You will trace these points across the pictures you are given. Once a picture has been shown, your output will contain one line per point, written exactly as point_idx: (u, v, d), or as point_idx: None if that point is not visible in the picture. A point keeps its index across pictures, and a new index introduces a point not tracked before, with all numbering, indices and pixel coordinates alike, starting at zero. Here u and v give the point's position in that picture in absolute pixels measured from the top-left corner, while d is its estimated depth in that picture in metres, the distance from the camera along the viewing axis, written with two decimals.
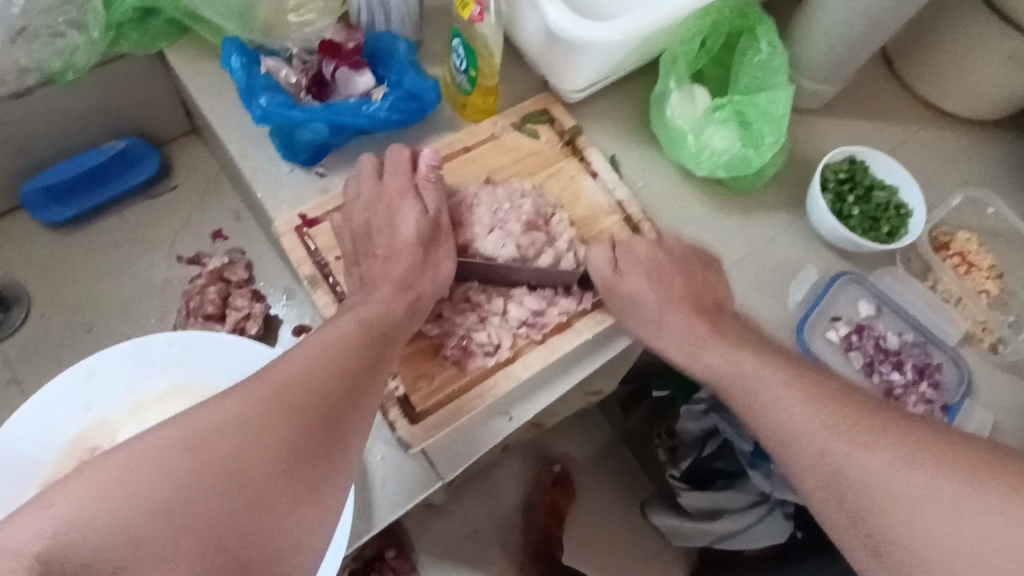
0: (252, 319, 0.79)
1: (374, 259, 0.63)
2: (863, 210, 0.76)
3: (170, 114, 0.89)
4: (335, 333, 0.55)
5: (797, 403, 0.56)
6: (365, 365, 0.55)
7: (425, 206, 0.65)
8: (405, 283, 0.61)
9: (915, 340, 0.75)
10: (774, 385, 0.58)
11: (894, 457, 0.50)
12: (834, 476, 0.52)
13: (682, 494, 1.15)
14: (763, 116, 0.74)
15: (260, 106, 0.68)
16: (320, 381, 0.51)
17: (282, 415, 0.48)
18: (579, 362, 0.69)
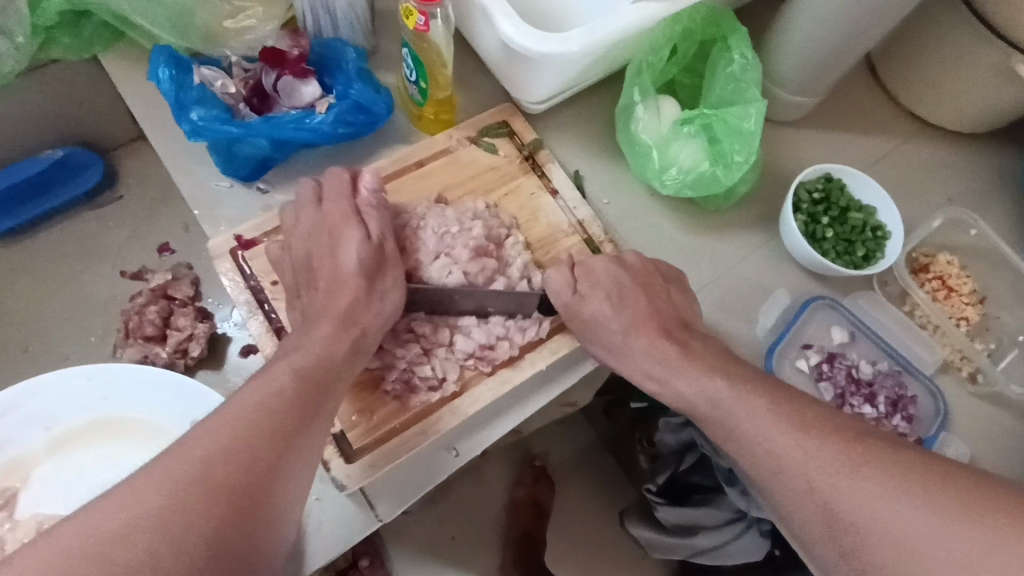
0: (195, 340, 0.75)
1: (315, 292, 0.59)
2: (838, 232, 0.72)
3: (115, 119, 0.84)
4: (264, 388, 0.51)
5: (772, 443, 0.52)
6: (296, 424, 0.51)
7: (367, 232, 0.61)
8: (348, 318, 0.57)
9: (891, 369, 0.71)
10: (750, 423, 0.54)
11: (875, 504, 0.47)
12: (817, 522, 0.49)
13: (659, 509, 1.11)
14: (734, 133, 0.69)
15: (190, 121, 0.64)
16: (245, 448, 0.48)
17: (199, 493, 0.45)
18: (532, 394, 0.65)
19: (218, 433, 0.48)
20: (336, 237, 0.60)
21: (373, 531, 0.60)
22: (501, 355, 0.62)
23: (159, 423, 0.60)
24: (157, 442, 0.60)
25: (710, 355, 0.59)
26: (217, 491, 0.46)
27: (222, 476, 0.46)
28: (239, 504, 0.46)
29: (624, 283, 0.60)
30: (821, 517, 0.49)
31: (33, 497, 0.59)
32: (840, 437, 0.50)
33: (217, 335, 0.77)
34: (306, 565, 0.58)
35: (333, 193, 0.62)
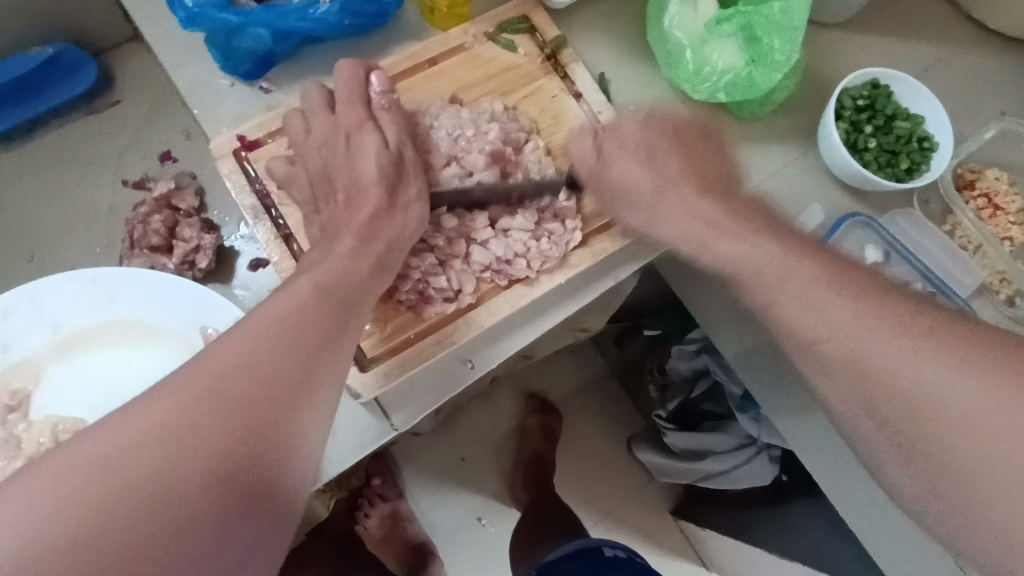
0: (202, 252, 0.72)
1: (334, 203, 0.56)
2: (880, 142, 0.67)
3: (106, 17, 0.78)
4: (286, 303, 0.47)
5: (826, 302, 0.49)
6: (324, 340, 0.47)
7: (384, 137, 0.58)
8: (368, 233, 0.53)
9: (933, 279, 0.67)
10: (799, 290, 0.50)
11: (927, 374, 0.45)
12: (869, 393, 0.47)
13: (668, 434, 1.12)
14: (776, 29, 0.63)
15: (186, 8, 0.59)
16: (267, 368, 0.44)
17: (217, 415, 0.42)
18: (552, 308, 0.63)
19: (234, 351, 0.44)
20: (349, 136, 0.57)
21: (389, 440, 0.60)
22: (519, 270, 0.59)
23: (168, 327, 0.59)
24: (166, 346, 0.59)
25: (750, 213, 0.55)
26: (238, 412, 0.42)
27: (242, 404, 0.43)
28: (263, 429, 0.43)
29: (640, 178, 0.58)
30: (847, 400, 0.48)
31: (44, 399, 0.58)
32: (879, 313, 0.48)
33: (224, 247, 0.73)
34: (323, 472, 0.57)
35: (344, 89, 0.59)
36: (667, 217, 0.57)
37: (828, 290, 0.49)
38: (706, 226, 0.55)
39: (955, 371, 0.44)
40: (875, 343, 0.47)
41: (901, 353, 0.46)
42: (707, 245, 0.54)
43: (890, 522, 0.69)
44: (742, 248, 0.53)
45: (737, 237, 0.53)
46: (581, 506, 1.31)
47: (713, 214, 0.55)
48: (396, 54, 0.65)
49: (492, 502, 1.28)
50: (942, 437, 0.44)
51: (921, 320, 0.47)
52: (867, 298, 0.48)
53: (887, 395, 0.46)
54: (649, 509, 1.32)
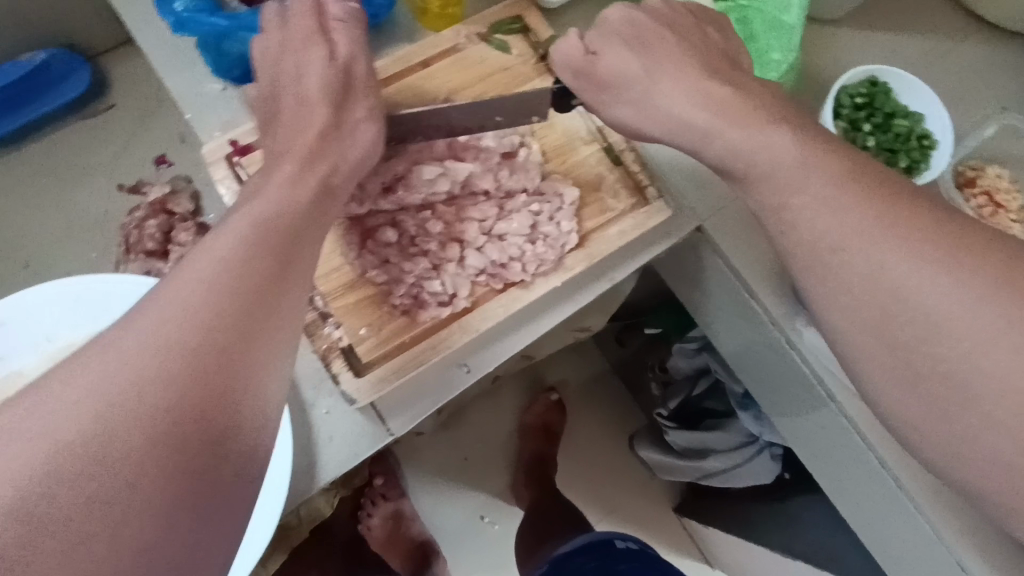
0: None
1: (278, 125, 0.51)
2: (880, 140, 0.66)
3: (99, 20, 0.78)
4: (233, 235, 0.41)
5: (841, 207, 0.43)
6: (278, 279, 0.41)
7: (334, 51, 0.53)
8: (316, 156, 0.48)
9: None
10: (813, 185, 0.44)
11: (945, 274, 0.40)
12: (887, 301, 0.41)
13: (669, 433, 1.12)
14: (772, 27, 0.62)
15: (174, 12, 0.57)
16: (209, 321, 0.37)
17: (144, 386, 0.35)
18: (547, 311, 0.63)
19: (174, 299, 0.37)
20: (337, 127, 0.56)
21: (384, 444, 0.59)
22: (513, 274, 0.59)
23: None
24: None
25: (759, 93, 0.50)
26: (170, 380, 0.35)
27: (173, 372, 0.35)
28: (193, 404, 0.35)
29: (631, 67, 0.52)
30: (856, 320, 0.43)
31: None
32: (897, 216, 0.42)
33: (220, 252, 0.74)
34: (319, 476, 0.58)
35: (298, 16, 0.53)
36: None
37: (841, 192, 0.43)
38: (711, 113, 0.48)
39: (960, 284, 0.40)
40: (880, 227, 0.42)
41: (901, 260, 0.41)
42: (714, 134, 0.48)
43: (891, 521, 0.68)
44: (752, 144, 0.46)
45: (748, 130, 0.47)
46: (582, 503, 1.31)
47: (714, 97, 0.49)
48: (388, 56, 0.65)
49: (492, 499, 1.29)
50: (950, 364, 0.40)
51: (940, 224, 0.42)
52: (882, 201, 0.43)
53: (894, 306, 0.41)
54: (651, 506, 1.32)
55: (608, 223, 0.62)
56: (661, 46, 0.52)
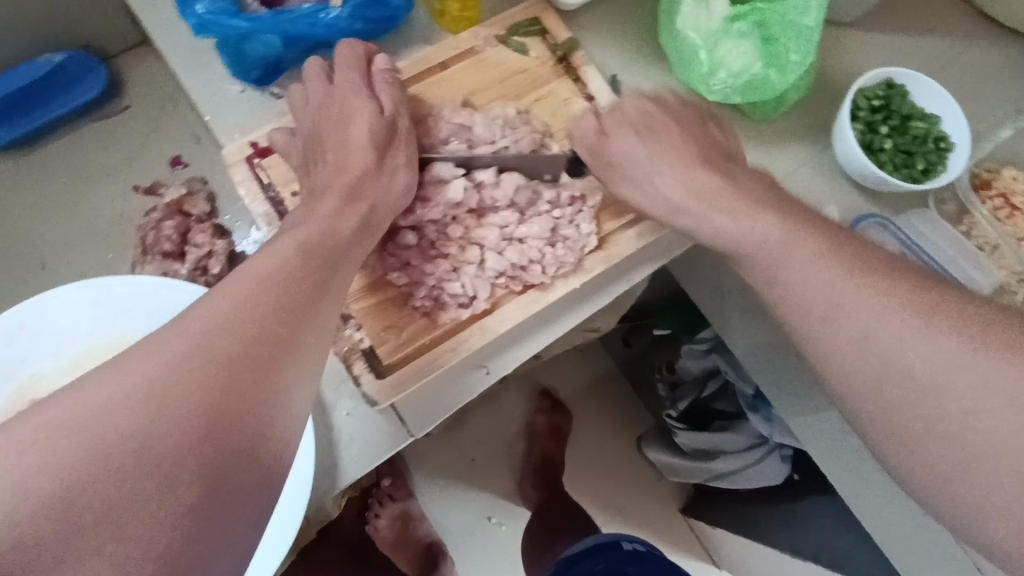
0: (213, 258, 0.73)
1: (324, 165, 0.57)
2: (896, 142, 0.66)
3: (116, 22, 0.78)
4: (271, 259, 0.46)
5: (825, 270, 0.50)
6: (307, 297, 0.45)
7: (380, 106, 0.59)
8: (355, 193, 0.54)
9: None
10: (801, 253, 0.51)
11: (917, 323, 0.46)
12: (865, 345, 0.47)
13: (678, 434, 1.12)
14: (792, 29, 0.62)
15: (197, 14, 0.58)
16: (242, 337, 0.41)
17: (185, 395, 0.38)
18: (565, 313, 0.63)
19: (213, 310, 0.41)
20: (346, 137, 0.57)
21: (404, 446, 0.59)
22: (533, 276, 0.59)
23: None
24: None
25: (753, 181, 0.57)
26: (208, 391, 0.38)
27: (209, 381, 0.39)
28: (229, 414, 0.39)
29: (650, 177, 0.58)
30: (859, 372, 0.47)
31: None
32: (889, 286, 0.48)
33: (237, 253, 0.74)
34: (341, 479, 0.58)
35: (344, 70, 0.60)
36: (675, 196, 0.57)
37: (832, 264, 0.50)
38: (697, 201, 0.56)
39: (963, 347, 0.45)
40: (860, 284, 0.49)
41: (913, 331, 0.46)
42: (706, 219, 0.56)
43: (908, 522, 0.68)
44: (740, 225, 0.54)
45: (742, 216, 0.54)
46: (590, 502, 1.31)
47: (704, 185, 0.56)
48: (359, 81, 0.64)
49: (500, 500, 1.29)
50: (921, 403, 0.45)
51: (915, 283, 0.48)
52: (911, 293, 0.47)
53: (894, 371, 0.46)
54: (659, 506, 1.32)
55: (626, 225, 0.62)
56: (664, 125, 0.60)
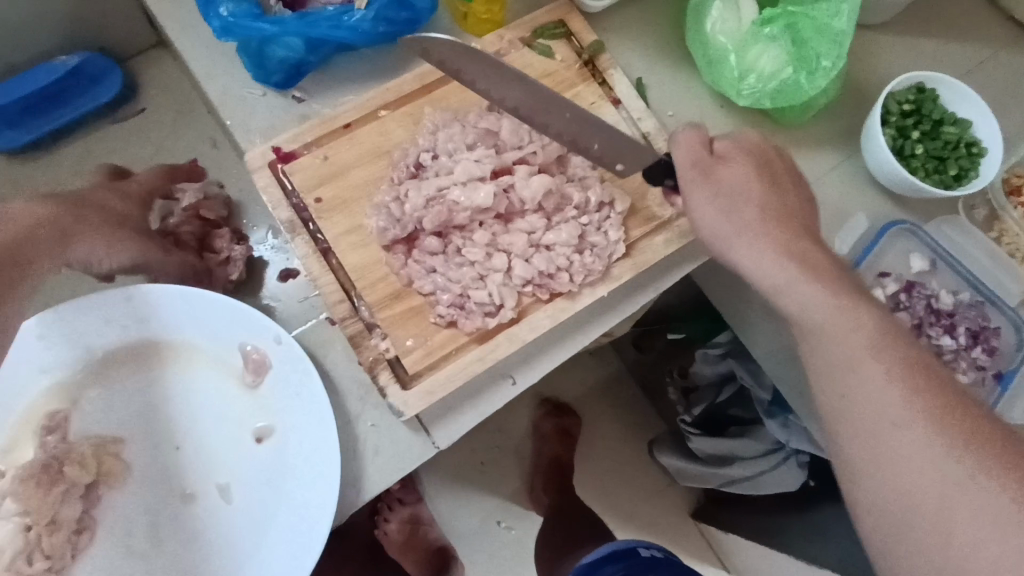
0: (233, 263, 0.73)
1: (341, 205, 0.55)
2: (928, 148, 0.65)
3: (131, 23, 0.77)
4: None
5: (877, 377, 0.48)
6: None
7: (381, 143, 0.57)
8: None
9: (980, 359, 0.65)
10: (853, 351, 0.49)
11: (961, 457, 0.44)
12: (893, 462, 0.46)
13: (692, 439, 1.11)
14: (822, 33, 0.61)
15: (221, 17, 0.57)
16: None
17: None
18: (592, 321, 0.61)
19: None
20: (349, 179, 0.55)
21: (430, 457, 0.58)
22: (560, 284, 0.58)
23: (205, 347, 0.56)
24: (208, 362, 0.56)
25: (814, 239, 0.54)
26: None
27: None
28: None
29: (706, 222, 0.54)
30: (881, 482, 0.46)
31: (84, 423, 0.55)
32: (940, 408, 0.46)
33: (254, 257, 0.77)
34: (363, 490, 0.57)
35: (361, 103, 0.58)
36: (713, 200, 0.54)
37: (885, 367, 0.48)
38: (760, 232, 0.53)
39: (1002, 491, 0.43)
40: (910, 401, 0.47)
41: (953, 462, 0.44)
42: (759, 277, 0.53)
43: None
44: (802, 305, 0.51)
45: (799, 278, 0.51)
46: (602, 508, 1.30)
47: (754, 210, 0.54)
48: (347, 103, 0.62)
49: (509, 504, 1.28)
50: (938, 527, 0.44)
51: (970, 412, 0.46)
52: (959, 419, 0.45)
53: (918, 488, 0.45)
54: (670, 512, 1.31)
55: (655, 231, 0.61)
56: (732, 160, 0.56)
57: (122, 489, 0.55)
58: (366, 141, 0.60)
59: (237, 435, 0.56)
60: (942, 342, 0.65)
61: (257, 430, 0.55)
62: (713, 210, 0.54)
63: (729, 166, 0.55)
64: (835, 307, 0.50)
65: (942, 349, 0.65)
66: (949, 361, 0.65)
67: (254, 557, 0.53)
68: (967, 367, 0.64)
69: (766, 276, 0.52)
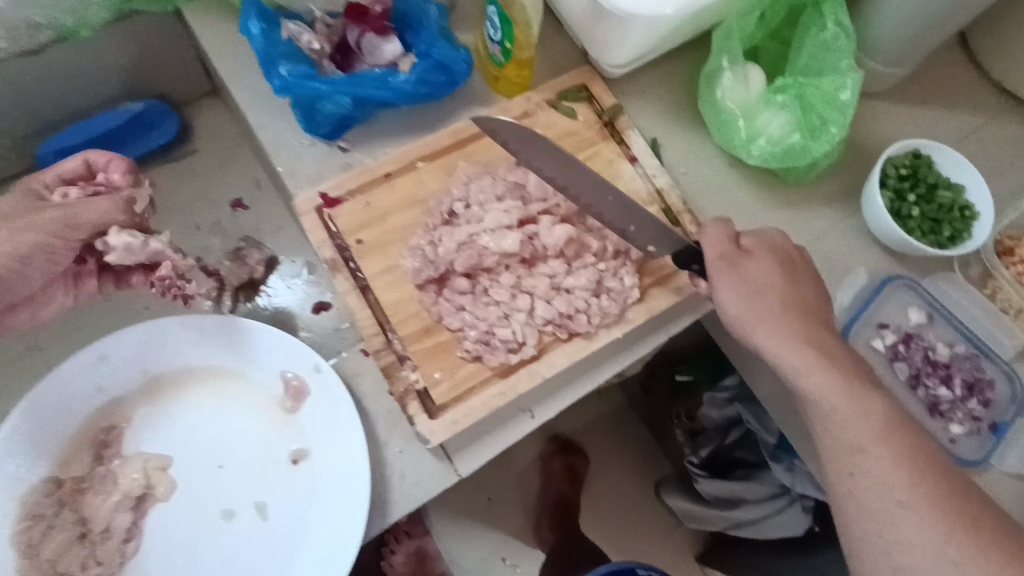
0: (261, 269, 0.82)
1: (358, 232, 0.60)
2: (924, 210, 0.70)
3: (189, 73, 0.85)
4: None
5: (866, 464, 0.52)
6: None
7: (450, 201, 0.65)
8: None
9: (976, 409, 0.68)
10: (845, 437, 0.53)
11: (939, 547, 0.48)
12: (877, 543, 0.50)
13: (699, 481, 1.13)
14: (825, 104, 0.67)
15: (281, 77, 0.64)
16: None
17: None
18: (606, 361, 0.66)
19: None
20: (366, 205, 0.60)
21: (451, 485, 0.62)
22: (579, 325, 0.63)
23: (251, 374, 0.61)
24: (251, 388, 0.61)
25: (810, 321, 0.58)
26: None
27: None
28: None
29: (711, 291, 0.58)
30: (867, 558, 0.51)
31: (135, 439, 0.60)
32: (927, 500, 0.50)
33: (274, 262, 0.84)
34: (389, 514, 0.60)
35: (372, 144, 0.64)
36: (720, 256, 0.59)
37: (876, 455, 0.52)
38: (758, 296, 0.58)
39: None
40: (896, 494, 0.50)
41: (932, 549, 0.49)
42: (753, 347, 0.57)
43: None
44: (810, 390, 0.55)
45: (799, 361, 0.55)
46: (608, 548, 1.31)
47: (757, 271, 0.59)
48: (388, 154, 0.68)
49: (515, 542, 1.29)
50: None
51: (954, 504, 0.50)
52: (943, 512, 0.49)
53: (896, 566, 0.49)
54: (676, 555, 1.32)
55: (666, 279, 0.66)
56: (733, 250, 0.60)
57: (167, 503, 0.59)
58: (404, 190, 0.66)
59: (276, 456, 0.60)
60: (938, 392, 0.69)
61: (294, 452, 0.60)
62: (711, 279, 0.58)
63: (723, 257, 0.59)
64: (830, 396, 0.54)
65: (938, 399, 0.68)
66: (945, 411, 0.68)
67: (280, 572, 0.57)
68: (962, 418, 0.68)
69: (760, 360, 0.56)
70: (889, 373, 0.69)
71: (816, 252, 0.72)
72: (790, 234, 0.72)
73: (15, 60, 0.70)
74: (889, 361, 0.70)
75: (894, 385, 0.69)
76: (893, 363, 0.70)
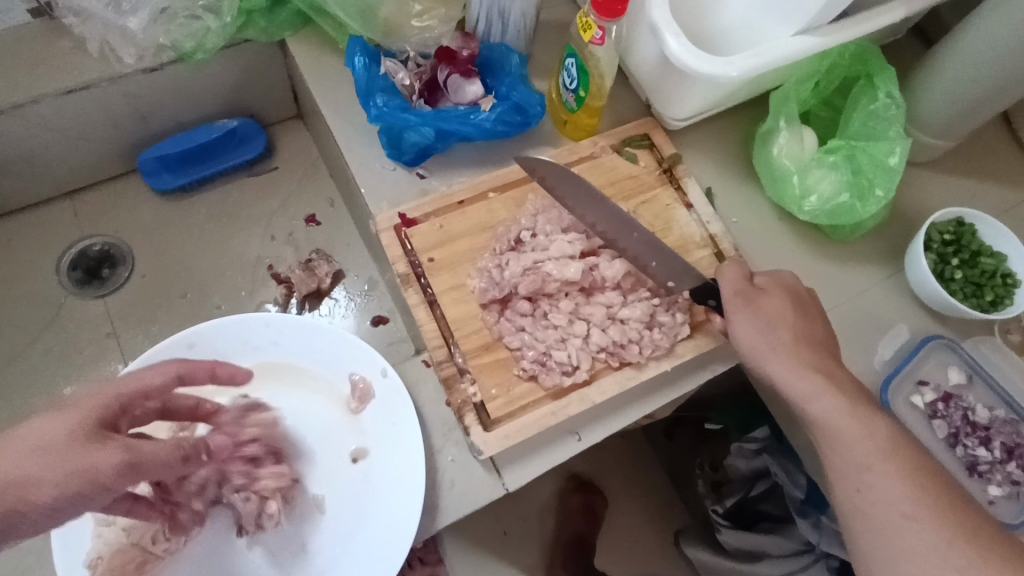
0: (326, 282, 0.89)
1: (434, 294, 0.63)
2: (966, 274, 0.73)
3: (281, 98, 0.93)
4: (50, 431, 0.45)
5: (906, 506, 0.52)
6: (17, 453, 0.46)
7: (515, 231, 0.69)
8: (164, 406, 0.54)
9: (1016, 473, 0.69)
10: (884, 476, 0.54)
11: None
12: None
13: (721, 531, 1.12)
14: (875, 168, 0.71)
15: (377, 106, 0.71)
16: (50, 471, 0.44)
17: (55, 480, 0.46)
18: (653, 393, 0.69)
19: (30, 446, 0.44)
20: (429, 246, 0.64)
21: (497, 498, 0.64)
22: (631, 354, 0.66)
23: (321, 374, 0.66)
24: (320, 386, 0.66)
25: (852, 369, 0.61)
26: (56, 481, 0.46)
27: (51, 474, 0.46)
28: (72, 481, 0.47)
29: (760, 329, 0.61)
30: None
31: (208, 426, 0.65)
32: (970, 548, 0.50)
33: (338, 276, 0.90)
34: (436, 519, 0.63)
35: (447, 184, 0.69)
36: (770, 300, 0.63)
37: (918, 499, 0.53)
38: (805, 339, 0.61)
39: None
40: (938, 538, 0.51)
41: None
42: (800, 387, 0.59)
43: None
44: (848, 435, 0.56)
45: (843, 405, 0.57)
46: None
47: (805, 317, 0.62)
48: (462, 183, 0.74)
49: None
50: None
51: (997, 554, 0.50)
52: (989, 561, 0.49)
53: None
54: None
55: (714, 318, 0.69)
56: (783, 295, 0.63)
57: None
58: (476, 217, 0.72)
59: (336, 452, 0.64)
60: (977, 453, 0.70)
61: (353, 450, 0.64)
62: (761, 320, 0.61)
63: (774, 300, 0.63)
64: (871, 439, 0.56)
65: (977, 460, 0.69)
66: (984, 472, 0.69)
67: (331, 562, 0.60)
68: (1001, 480, 0.68)
69: (801, 402, 0.58)
70: (928, 429, 0.71)
71: (859, 308, 0.75)
72: (834, 287, 0.76)
73: (136, 75, 0.78)
74: (928, 418, 0.71)
75: (932, 443, 0.71)
76: (932, 421, 0.71)
